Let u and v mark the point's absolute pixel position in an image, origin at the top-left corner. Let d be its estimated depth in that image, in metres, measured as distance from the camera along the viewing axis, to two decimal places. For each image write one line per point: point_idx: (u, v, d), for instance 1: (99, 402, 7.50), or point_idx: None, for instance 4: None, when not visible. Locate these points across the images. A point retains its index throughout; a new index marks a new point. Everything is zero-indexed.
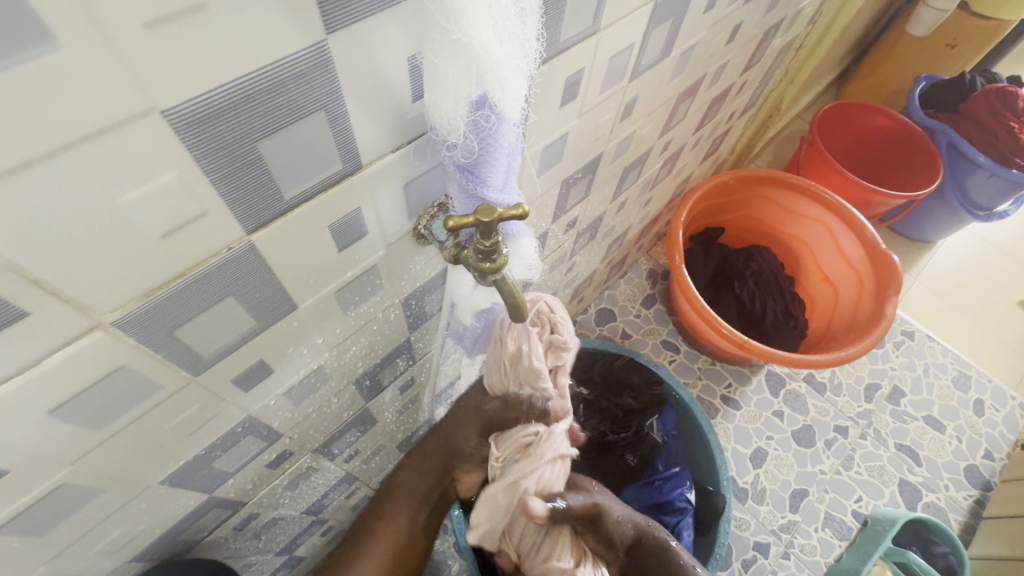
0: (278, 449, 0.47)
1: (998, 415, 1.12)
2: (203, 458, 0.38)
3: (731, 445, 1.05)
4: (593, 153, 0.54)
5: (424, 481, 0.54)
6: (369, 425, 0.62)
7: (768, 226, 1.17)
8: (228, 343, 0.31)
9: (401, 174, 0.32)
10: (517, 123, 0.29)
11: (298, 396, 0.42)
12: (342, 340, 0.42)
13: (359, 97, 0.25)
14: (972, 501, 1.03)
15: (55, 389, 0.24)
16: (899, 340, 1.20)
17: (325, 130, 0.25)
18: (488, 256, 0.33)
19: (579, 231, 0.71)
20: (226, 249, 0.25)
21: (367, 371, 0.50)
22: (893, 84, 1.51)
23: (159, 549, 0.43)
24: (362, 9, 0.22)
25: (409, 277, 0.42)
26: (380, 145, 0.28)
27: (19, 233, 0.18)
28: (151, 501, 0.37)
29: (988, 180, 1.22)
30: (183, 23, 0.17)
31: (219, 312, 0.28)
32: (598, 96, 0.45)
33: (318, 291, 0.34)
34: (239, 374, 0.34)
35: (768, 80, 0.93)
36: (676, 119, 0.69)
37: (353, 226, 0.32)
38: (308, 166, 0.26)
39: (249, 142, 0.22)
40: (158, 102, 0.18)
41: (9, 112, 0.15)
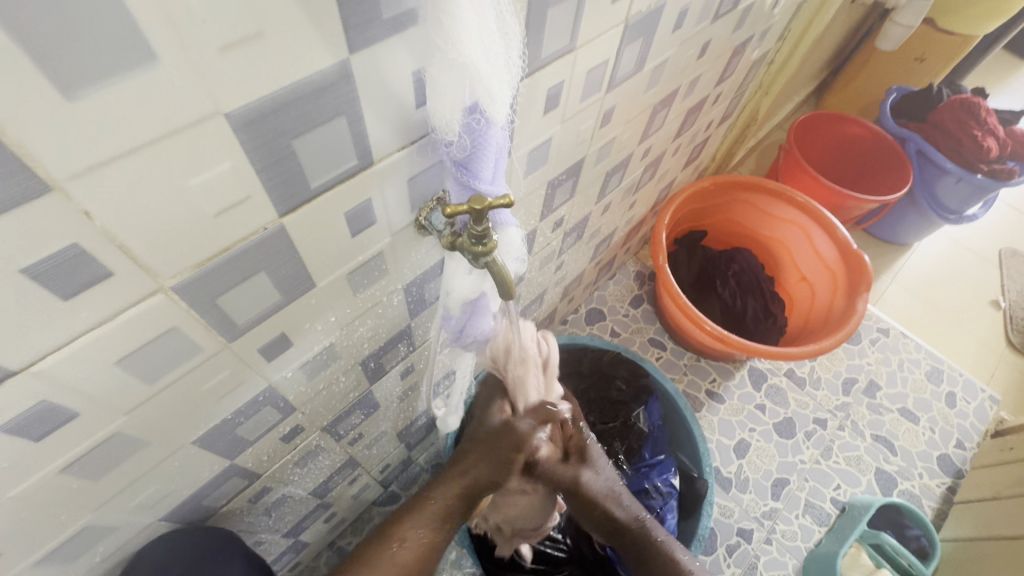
0: (291, 423, 0.52)
1: (969, 407, 1.18)
2: (228, 424, 0.43)
3: (715, 437, 1.10)
4: (576, 156, 0.60)
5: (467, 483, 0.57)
6: (372, 408, 0.67)
7: (748, 229, 1.24)
8: (258, 314, 0.36)
9: (405, 170, 0.37)
10: (503, 126, 0.34)
11: (311, 371, 0.47)
12: (351, 320, 0.47)
13: (373, 104, 0.30)
14: (945, 488, 1.08)
15: (122, 342, 0.29)
16: (875, 337, 1.26)
17: (345, 131, 0.30)
18: (480, 240, 0.38)
19: (566, 230, 0.77)
20: (262, 229, 0.31)
21: (372, 353, 0.55)
22: (867, 95, 1.59)
23: (185, 512, 0.48)
24: (377, 33, 0.27)
25: (411, 265, 0.48)
26: (388, 144, 0.34)
27: (115, 207, 0.23)
28: (184, 460, 0.41)
29: (956, 185, 1.29)
30: (245, 46, 0.23)
31: (252, 284, 0.33)
32: (578, 105, 0.51)
33: (333, 272, 0.39)
34: (264, 345, 0.39)
35: (743, 91, 1.00)
36: (654, 128, 0.75)
37: (364, 215, 0.37)
38: (330, 161, 0.31)
39: (286, 139, 0.28)
40: (223, 107, 0.24)
41: (121, 112, 0.21)
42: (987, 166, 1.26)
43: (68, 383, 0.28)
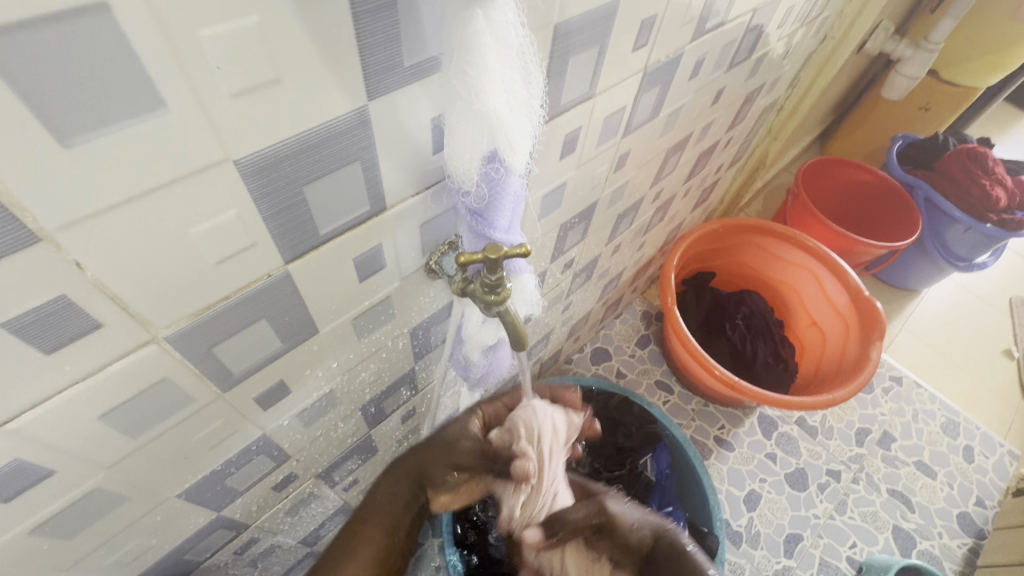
0: (285, 472, 0.49)
1: (988, 462, 1.14)
2: (217, 476, 0.40)
3: (724, 487, 1.06)
4: (589, 200, 0.59)
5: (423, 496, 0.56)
6: (370, 453, 0.64)
7: (757, 271, 1.22)
8: (257, 362, 0.34)
9: (417, 216, 0.36)
10: (522, 174, 0.33)
11: (309, 418, 0.45)
12: (353, 366, 0.45)
13: (389, 150, 0.29)
14: (967, 549, 1.03)
15: (107, 396, 0.27)
16: (888, 386, 1.23)
17: (359, 177, 0.29)
18: (493, 290, 0.36)
19: (575, 270, 0.75)
20: (266, 276, 0.29)
21: (372, 399, 0.53)
22: (873, 141, 1.60)
23: (164, 568, 0.44)
24: (398, 81, 0.26)
25: (418, 309, 0.46)
26: (402, 191, 0.33)
27: (107, 258, 0.22)
28: (167, 514, 0.39)
29: (965, 233, 1.28)
30: (260, 93, 0.21)
31: (252, 332, 0.32)
32: (594, 150, 0.50)
33: (338, 317, 0.37)
34: (260, 394, 0.37)
35: (753, 135, 1.00)
36: (666, 172, 0.75)
37: (373, 261, 0.36)
38: (341, 207, 0.30)
39: (298, 187, 0.26)
40: (232, 154, 0.22)
41: (124, 159, 0.19)
42: (996, 216, 1.26)
43: (47, 440, 0.26)
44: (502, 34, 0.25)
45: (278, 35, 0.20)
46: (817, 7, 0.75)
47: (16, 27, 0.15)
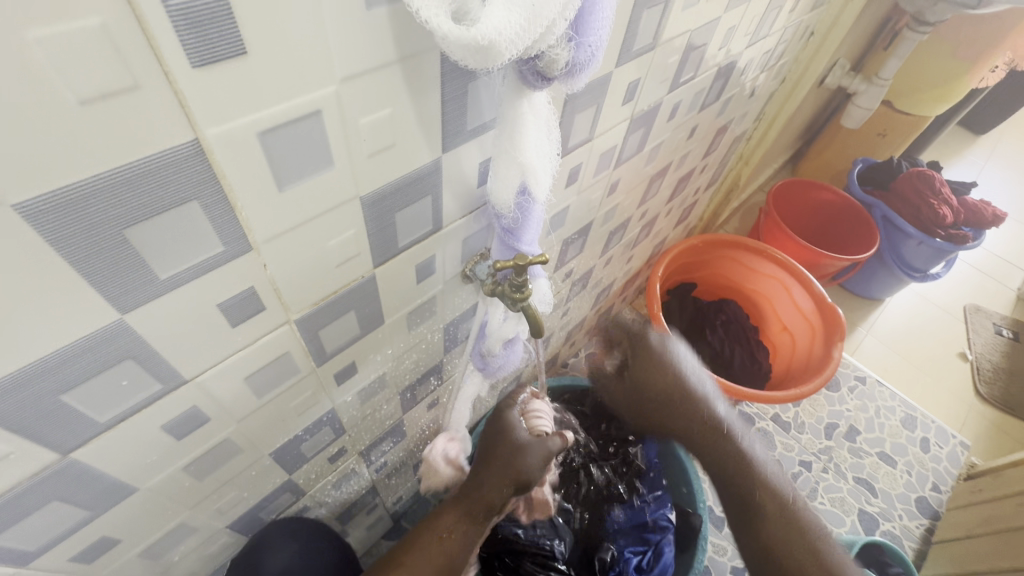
0: (339, 445, 0.59)
1: (942, 452, 1.26)
2: (295, 441, 0.50)
3: (707, 477, 1.17)
4: (587, 219, 0.71)
5: (493, 491, 0.64)
6: (400, 437, 0.74)
7: (733, 282, 1.35)
8: (341, 344, 0.44)
9: (461, 234, 0.47)
10: (543, 203, 0.44)
11: (364, 397, 0.55)
12: (401, 354, 0.55)
13: (450, 186, 0.41)
14: (924, 529, 1.14)
15: (252, 362, 0.37)
16: (853, 385, 1.35)
17: (429, 206, 0.40)
18: (519, 289, 0.47)
19: (574, 280, 0.87)
20: (361, 277, 0.40)
21: (409, 385, 0.63)
22: (837, 164, 1.76)
23: (244, 522, 0.54)
24: (462, 139, 0.38)
25: (452, 308, 0.57)
26: (454, 215, 0.44)
27: (280, 262, 0.32)
28: (258, 470, 0.48)
29: (918, 247, 1.43)
30: (384, 153, 0.32)
31: (343, 320, 0.42)
32: (592, 179, 0.62)
33: (398, 311, 0.48)
34: (337, 371, 0.47)
35: (727, 161, 1.14)
36: (650, 195, 0.87)
37: (427, 268, 0.47)
38: (414, 227, 0.41)
39: (391, 213, 0.37)
40: (360, 193, 0.33)
41: (306, 198, 0.30)
42: (944, 232, 1.41)
43: (212, 393, 0.36)
44: (536, 109, 0.36)
45: (400, 117, 0.32)
46: (776, 56, 0.89)
47: (278, 128, 0.26)
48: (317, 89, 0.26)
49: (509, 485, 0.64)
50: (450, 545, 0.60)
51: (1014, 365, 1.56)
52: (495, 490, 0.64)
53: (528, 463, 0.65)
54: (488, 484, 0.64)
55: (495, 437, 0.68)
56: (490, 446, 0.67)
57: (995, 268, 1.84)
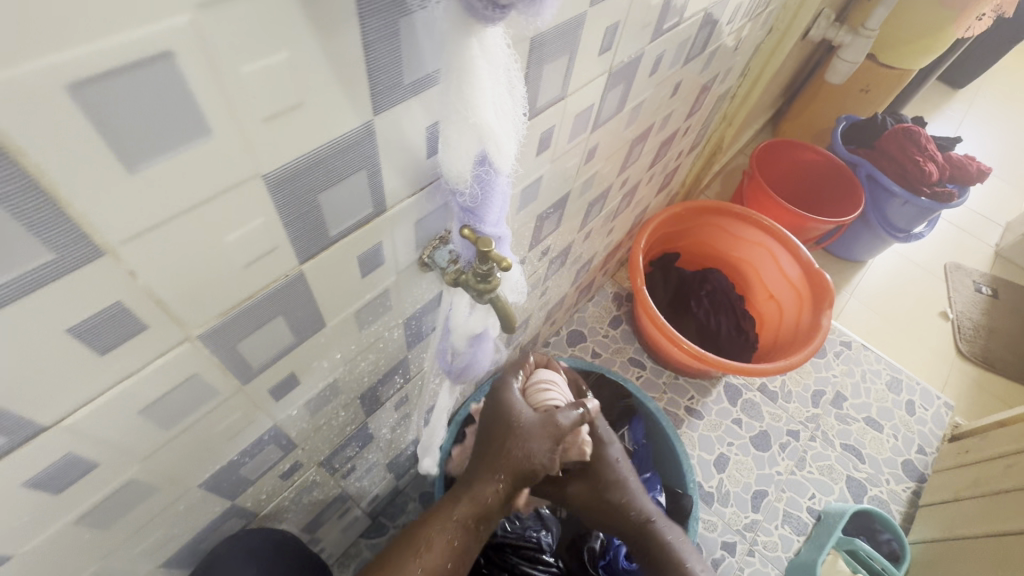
0: (291, 460, 0.52)
1: (928, 413, 1.25)
2: (233, 466, 0.43)
3: (696, 453, 1.14)
4: (563, 190, 0.63)
5: (489, 487, 0.59)
6: (366, 440, 0.67)
7: (717, 250, 1.30)
8: (271, 356, 0.37)
9: (413, 214, 0.39)
10: (508, 176, 0.37)
11: (314, 407, 0.48)
12: (354, 356, 0.48)
13: (391, 157, 0.32)
14: (910, 492, 1.14)
15: (146, 392, 0.29)
16: (839, 350, 1.33)
17: (364, 183, 0.32)
18: (485, 279, 0.40)
19: (551, 257, 0.79)
20: (283, 276, 0.32)
21: (370, 386, 0.56)
22: (818, 123, 1.71)
23: (183, 557, 0.47)
24: (399, 96, 0.29)
25: (412, 300, 0.49)
26: (400, 192, 0.36)
27: (155, 266, 0.24)
28: (188, 504, 0.41)
29: (903, 206, 1.39)
30: (287, 115, 0.24)
31: (269, 328, 0.34)
32: (566, 145, 0.54)
33: (343, 310, 0.40)
34: (273, 385, 0.40)
35: (710, 122, 1.06)
36: (631, 160, 0.79)
37: (374, 257, 0.39)
38: (349, 211, 0.33)
39: (313, 195, 0.29)
40: (261, 170, 0.25)
41: (176, 180, 0.22)
42: (930, 189, 1.37)
43: (94, 435, 0.28)
44: (494, 54, 0.28)
45: (304, 65, 0.23)
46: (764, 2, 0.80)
47: (103, 78, 0.18)
48: (156, 18, 0.18)
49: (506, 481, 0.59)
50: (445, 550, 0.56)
51: (993, 323, 1.56)
52: (493, 484, 0.59)
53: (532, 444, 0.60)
54: (483, 480, 0.59)
55: (493, 421, 0.62)
56: (490, 432, 0.62)
57: (973, 225, 1.83)
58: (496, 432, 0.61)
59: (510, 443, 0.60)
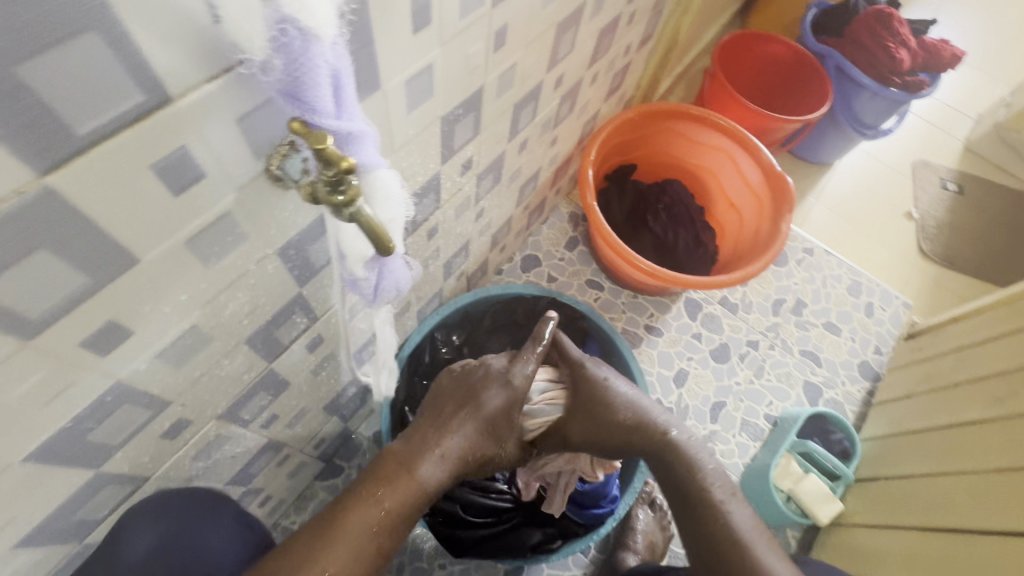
0: (172, 418, 0.46)
1: (886, 314, 1.24)
2: (74, 432, 0.37)
3: (655, 370, 1.13)
4: (471, 87, 0.53)
5: (433, 471, 0.52)
6: (280, 388, 0.61)
7: (675, 158, 1.21)
8: (60, 303, 0.29)
9: (230, 107, 0.30)
10: (331, 42, 0.27)
11: (176, 359, 0.41)
12: (214, 296, 0.40)
13: (137, 13, 0.23)
14: (865, 392, 1.15)
15: None
16: (801, 257, 1.29)
17: (105, 54, 0.23)
18: (337, 188, 0.32)
19: (477, 173, 0.70)
20: (16, 194, 0.24)
21: (259, 330, 0.49)
22: (789, 12, 1.56)
23: (51, 530, 0.43)
24: None
25: (279, 226, 0.41)
26: (189, 73, 0.27)
27: None
28: (17, 481, 0.35)
29: (872, 100, 1.30)
30: None
31: (35, 267, 0.27)
32: (457, 24, 0.44)
33: (164, 240, 0.32)
34: (87, 338, 0.32)
35: (660, 9, 0.94)
36: (562, 54, 0.69)
37: (183, 168, 0.30)
38: (97, 98, 0.24)
39: (4, 68, 0.21)
40: None
41: None
42: (900, 79, 1.28)
43: None
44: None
45: None
46: None
47: None
48: None
49: (463, 451, 0.54)
50: (397, 515, 0.49)
51: (955, 219, 1.54)
52: (435, 466, 0.52)
53: (493, 409, 0.56)
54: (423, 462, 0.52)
55: (453, 394, 0.57)
56: (449, 397, 0.57)
57: (943, 118, 1.75)
58: (452, 400, 0.57)
59: (466, 412, 0.56)
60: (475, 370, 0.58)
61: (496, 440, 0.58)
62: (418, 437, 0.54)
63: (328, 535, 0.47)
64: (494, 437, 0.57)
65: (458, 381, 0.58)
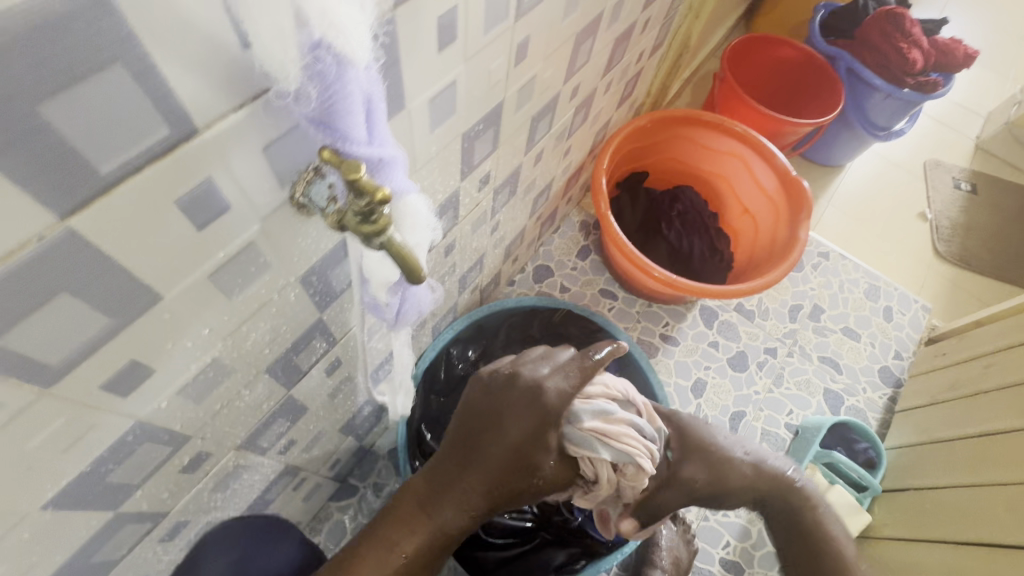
0: (191, 452, 0.44)
1: (905, 318, 1.22)
2: (92, 476, 0.35)
3: (672, 380, 1.11)
4: (491, 101, 0.52)
5: (456, 517, 0.51)
6: (299, 413, 0.59)
7: (688, 165, 1.19)
8: (82, 347, 0.27)
9: (257, 135, 0.28)
10: (365, 67, 0.26)
11: (197, 394, 0.39)
12: (236, 327, 0.38)
13: (162, 42, 0.21)
14: (887, 398, 1.13)
15: None
16: (816, 262, 1.27)
17: (130, 87, 0.21)
18: (368, 217, 0.30)
19: (494, 187, 0.69)
20: (37, 238, 0.22)
21: (280, 358, 0.47)
22: (796, 14, 1.55)
23: (69, 574, 0.41)
24: None
25: (302, 252, 0.39)
26: (215, 103, 0.25)
27: None
28: (35, 529, 0.34)
29: (884, 101, 1.29)
30: None
31: (55, 313, 0.25)
32: (481, 40, 0.43)
33: (186, 276, 0.31)
34: (108, 380, 0.31)
35: (673, 15, 0.92)
36: (579, 64, 0.67)
37: (208, 201, 0.29)
38: (121, 134, 0.22)
39: (25, 108, 0.19)
40: None
41: None
42: (913, 80, 1.26)
43: None
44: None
45: None
46: None
47: None
48: None
49: (488, 485, 0.51)
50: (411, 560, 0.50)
51: (971, 219, 1.52)
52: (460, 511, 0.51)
53: (521, 425, 0.51)
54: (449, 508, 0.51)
55: (479, 417, 0.52)
56: (474, 419, 0.52)
57: (954, 117, 1.74)
58: (476, 425, 0.52)
59: (488, 441, 0.51)
60: (508, 382, 0.53)
61: (524, 471, 0.52)
62: (443, 471, 0.52)
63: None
64: (523, 467, 0.52)
65: (486, 399, 0.53)
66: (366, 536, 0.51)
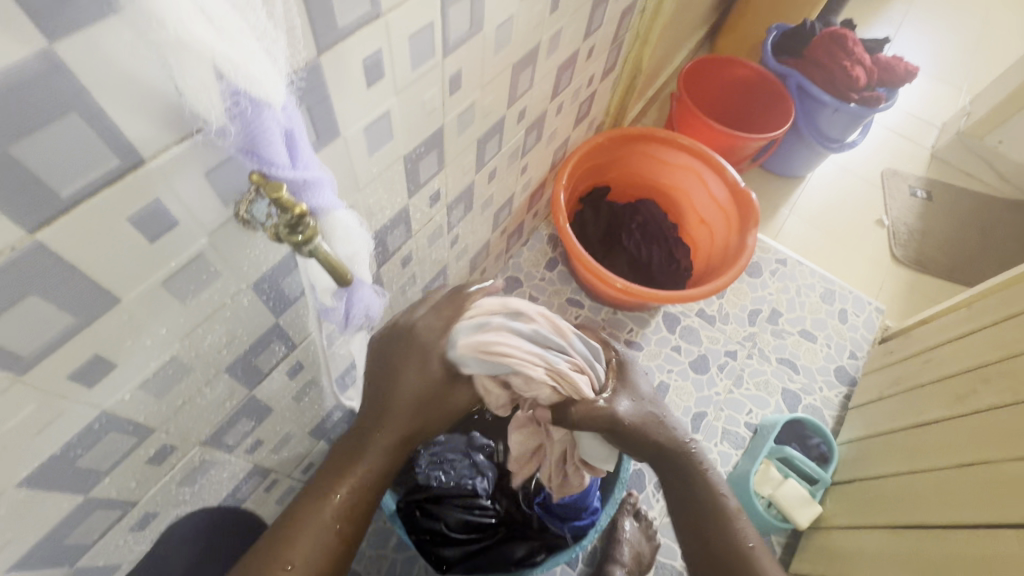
0: (156, 444, 0.49)
1: (859, 320, 1.28)
2: (63, 460, 0.40)
3: None
4: (431, 126, 0.58)
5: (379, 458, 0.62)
6: (263, 413, 0.64)
7: (647, 178, 1.26)
8: (49, 341, 0.33)
9: (198, 163, 0.34)
10: (281, 107, 0.32)
11: (158, 388, 0.44)
12: (192, 328, 0.44)
13: (111, 94, 0.27)
14: (842, 396, 1.18)
15: None
16: (774, 268, 1.33)
17: (86, 128, 0.27)
18: (296, 229, 0.35)
19: (447, 203, 0.75)
20: (8, 249, 0.28)
21: (239, 359, 0.53)
22: (753, 35, 1.64)
23: (44, 555, 0.46)
24: (82, 14, 0.24)
25: (251, 262, 0.45)
26: (159, 138, 0.31)
27: None
28: (10, 507, 0.38)
29: (834, 115, 1.36)
30: None
31: (25, 311, 0.30)
32: (410, 75, 0.49)
33: (141, 282, 0.36)
34: (74, 371, 0.36)
35: (619, 42, 1.00)
36: (522, 89, 0.74)
37: (157, 217, 0.34)
38: (77, 164, 0.28)
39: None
40: None
41: None
42: (858, 95, 1.34)
43: None
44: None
45: None
46: None
47: None
48: None
49: (398, 438, 0.63)
50: (349, 500, 0.59)
51: (926, 225, 1.59)
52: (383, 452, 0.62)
53: (428, 380, 0.64)
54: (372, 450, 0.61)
55: (380, 372, 0.63)
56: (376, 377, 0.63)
57: (910, 128, 1.82)
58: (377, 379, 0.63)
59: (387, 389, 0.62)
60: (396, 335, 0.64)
61: (425, 412, 0.64)
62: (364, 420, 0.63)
63: (286, 528, 0.57)
64: (425, 408, 0.64)
65: (381, 352, 0.64)
66: (305, 491, 0.59)
